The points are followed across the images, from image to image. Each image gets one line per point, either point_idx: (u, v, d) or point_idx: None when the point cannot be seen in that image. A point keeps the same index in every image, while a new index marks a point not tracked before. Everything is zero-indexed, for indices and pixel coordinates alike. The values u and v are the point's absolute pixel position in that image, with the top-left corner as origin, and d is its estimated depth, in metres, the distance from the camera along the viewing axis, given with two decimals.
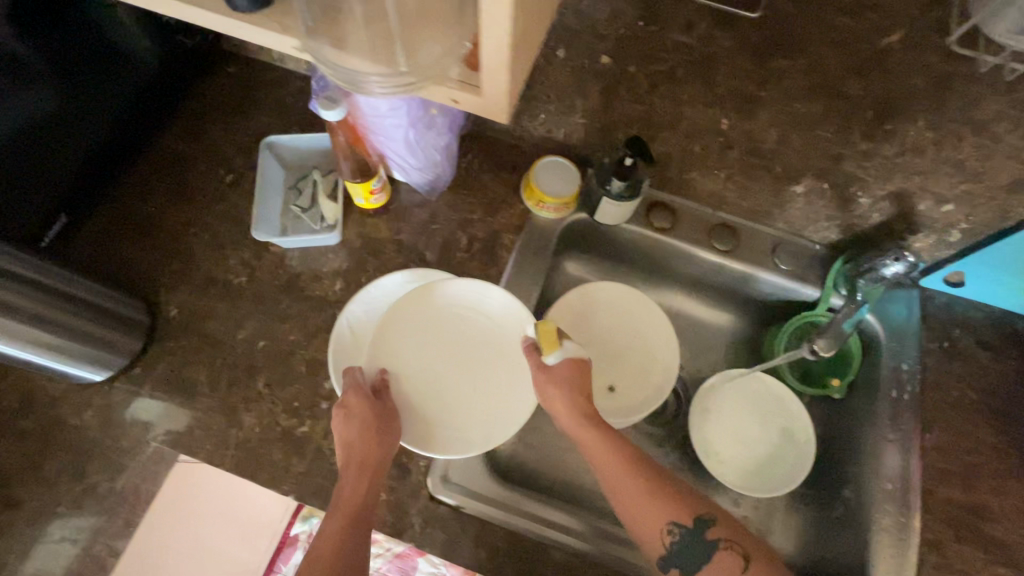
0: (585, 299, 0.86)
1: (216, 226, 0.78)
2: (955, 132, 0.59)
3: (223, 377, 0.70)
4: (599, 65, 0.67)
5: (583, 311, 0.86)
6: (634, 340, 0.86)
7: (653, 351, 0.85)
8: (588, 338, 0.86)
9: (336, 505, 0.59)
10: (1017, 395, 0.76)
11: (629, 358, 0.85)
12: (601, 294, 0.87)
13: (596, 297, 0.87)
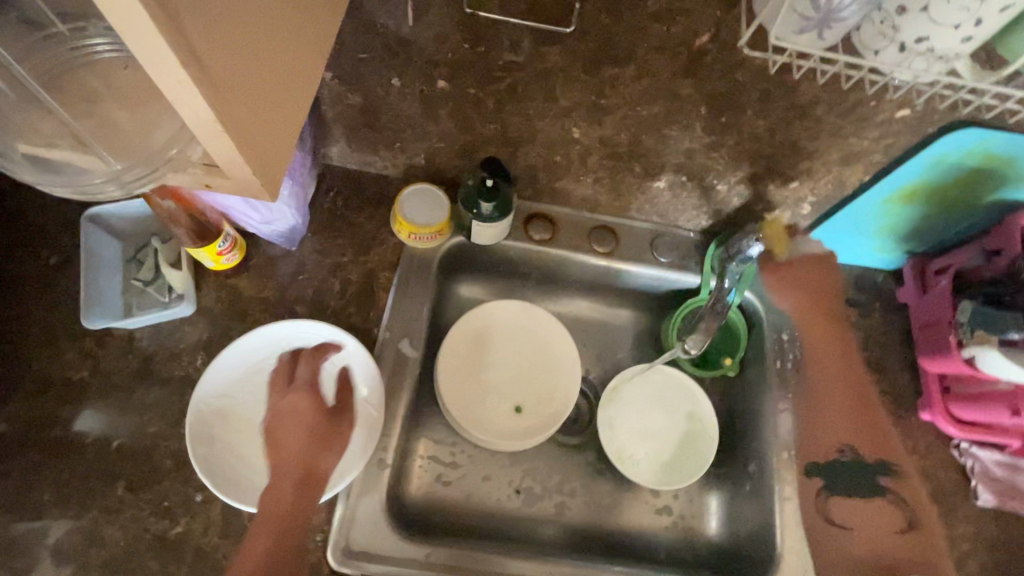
0: (477, 324, 0.84)
1: (44, 317, 0.68)
2: (783, 117, 0.61)
3: (75, 491, 0.62)
4: (440, 88, 0.63)
5: (477, 336, 0.84)
6: (534, 355, 0.85)
7: (556, 362, 0.85)
8: (488, 361, 0.84)
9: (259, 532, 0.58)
10: (886, 345, 0.82)
11: (531, 374, 0.84)
12: (492, 315, 0.85)
13: (486, 319, 0.85)
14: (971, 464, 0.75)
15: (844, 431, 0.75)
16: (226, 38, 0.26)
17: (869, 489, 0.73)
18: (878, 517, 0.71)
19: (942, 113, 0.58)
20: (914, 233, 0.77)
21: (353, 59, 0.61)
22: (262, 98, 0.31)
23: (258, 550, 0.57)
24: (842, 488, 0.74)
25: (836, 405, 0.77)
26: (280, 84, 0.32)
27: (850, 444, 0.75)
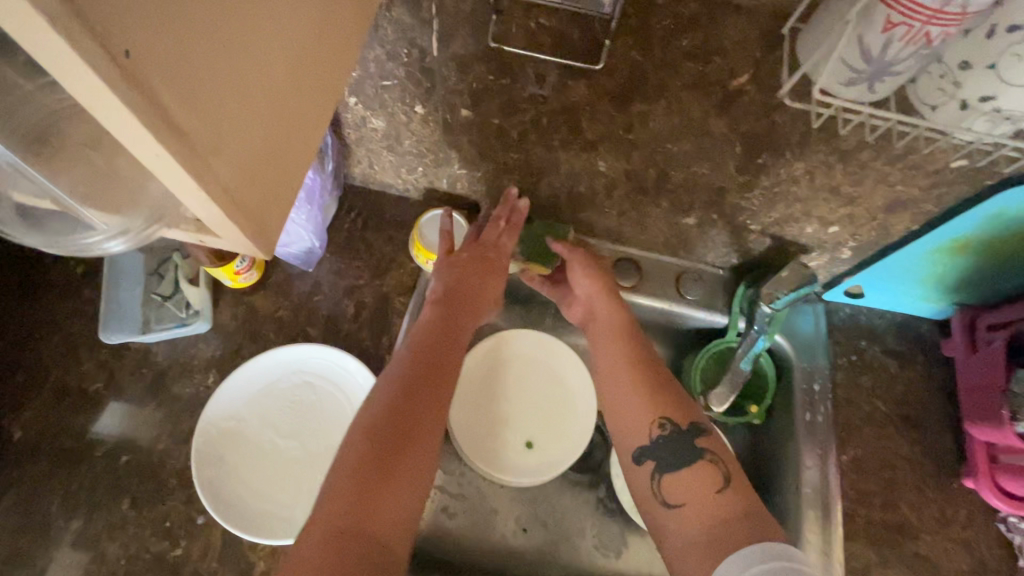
0: (492, 354, 0.82)
1: (66, 326, 0.70)
2: (824, 162, 0.57)
3: (82, 504, 0.62)
4: (463, 117, 0.62)
5: (492, 367, 0.82)
6: (549, 389, 0.82)
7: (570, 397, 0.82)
8: (501, 394, 0.82)
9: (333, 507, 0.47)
10: (925, 401, 0.76)
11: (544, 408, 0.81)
12: (508, 347, 0.83)
13: (502, 350, 0.83)
14: (1019, 541, 0.68)
15: (645, 411, 0.62)
16: (219, 101, 0.24)
17: (682, 454, 0.59)
18: (698, 477, 0.57)
19: (1003, 166, 0.53)
20: (963, 285, 0.72)
21: (376, 86, 0.60)
22: (255, 143, 0.28)
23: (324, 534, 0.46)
24: (669, 461, 0.59)
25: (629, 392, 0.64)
26: (277, 146, 0.30)
27: (669, 416, 0.61)
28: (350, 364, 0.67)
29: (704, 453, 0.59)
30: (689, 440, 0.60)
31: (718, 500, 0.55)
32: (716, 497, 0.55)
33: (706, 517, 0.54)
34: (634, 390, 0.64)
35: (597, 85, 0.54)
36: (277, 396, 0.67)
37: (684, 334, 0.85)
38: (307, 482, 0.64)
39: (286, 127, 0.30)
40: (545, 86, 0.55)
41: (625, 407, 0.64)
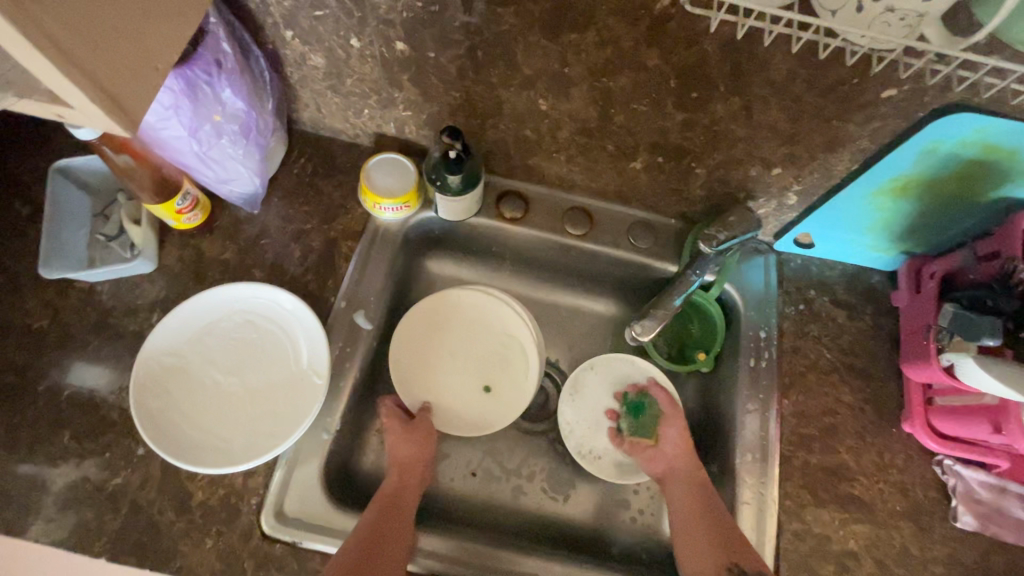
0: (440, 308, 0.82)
1: (11, 265, 0.70)
2: (759, 95, 0.57)
3: (23, 436, 0.63)
4: (399, 52, 0.61)
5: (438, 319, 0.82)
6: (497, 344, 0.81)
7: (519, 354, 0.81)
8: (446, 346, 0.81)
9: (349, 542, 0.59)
10: (873, 350, 0.76)
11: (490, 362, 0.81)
12: (455, 301, 0.82)
13: (451, 304, 0.82)
14: (953, 483, 0.69)
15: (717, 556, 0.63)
16: None
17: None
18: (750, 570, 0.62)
19: (933, 96, 0.52)
20: (910, 232, 0.71)
21: (309, 17, 0.59)
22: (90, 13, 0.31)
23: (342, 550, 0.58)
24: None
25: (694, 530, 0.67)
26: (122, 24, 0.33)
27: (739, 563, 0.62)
28: (292, 301, 0.68)
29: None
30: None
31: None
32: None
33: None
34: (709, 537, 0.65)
35: (525, 12, 0.54)
36: (220, 333, 0.67)
37: (638, 284, 0.84)
38: (247, 416, 0.64)
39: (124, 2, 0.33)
40: (474, 14, 0.55)
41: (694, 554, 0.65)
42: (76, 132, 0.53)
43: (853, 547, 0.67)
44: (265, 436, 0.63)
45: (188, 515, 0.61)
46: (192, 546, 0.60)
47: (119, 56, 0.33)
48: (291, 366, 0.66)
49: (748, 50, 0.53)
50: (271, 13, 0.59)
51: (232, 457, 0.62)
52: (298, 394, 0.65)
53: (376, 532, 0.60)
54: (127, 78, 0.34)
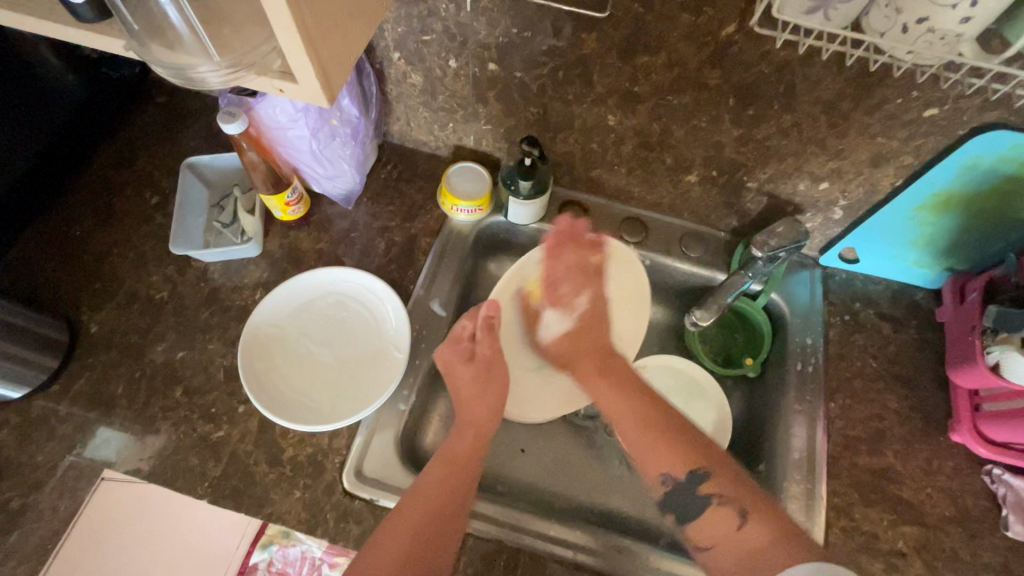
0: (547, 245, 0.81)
1: (140, 245, 0.81)
2: (809, 112, 0.64)
3: (141, 389, 0.72)
4: (489, 72, 0.71)
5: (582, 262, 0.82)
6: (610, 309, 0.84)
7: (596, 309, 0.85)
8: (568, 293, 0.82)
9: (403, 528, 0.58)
10: (918, 361, 0.79)
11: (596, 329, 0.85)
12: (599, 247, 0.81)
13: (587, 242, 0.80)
14: (1003, 492, 0.70)
15: (672, 462, 0.62)
16: None
17: (692, 497, 0.61)
18: (716, 523, 0.59)
19: (972, 114, 0.59)
20: (952, 248, 0.75)
21: (417, 41, 0.70)
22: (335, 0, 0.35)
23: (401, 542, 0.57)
24: (688, 513, 0.61)
25: (622, 409, 0.68)
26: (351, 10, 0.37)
27: (672, 470, 0.62)
28: (382, 285, 0.76)
29: (713, 499, 0.60)
30: (696, 488, 0.61)
31: (746, 540, 0.56)
32: (740, 535, 0.57)
33: (733, 558, 0.57)
34: (642, 428, 0.65)
35: (604, 37, 0.63)
36: (315, 309, 0.76)
37: (687, 293, 0.90)
38: (336, 382, 0.72)
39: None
40: (560, 39, 0.64)
41: (650, 445, 0.64)
42: (226, 126, 0.64)
43: (901, 547, 0.69)
44: (350, 401, 0.71)
45: (279, 468, 0.68)
46: (282, 495, 0.66)
47: (344, 37, 0.37)
48: (377, 341, 0.75)
49: (801, 70, 0.60)
50: (385, 37, 0.71)
51: (321, 417, 0.70)
52: (382, 366, 0.73)
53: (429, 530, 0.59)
54: (347, 61, 0.38)
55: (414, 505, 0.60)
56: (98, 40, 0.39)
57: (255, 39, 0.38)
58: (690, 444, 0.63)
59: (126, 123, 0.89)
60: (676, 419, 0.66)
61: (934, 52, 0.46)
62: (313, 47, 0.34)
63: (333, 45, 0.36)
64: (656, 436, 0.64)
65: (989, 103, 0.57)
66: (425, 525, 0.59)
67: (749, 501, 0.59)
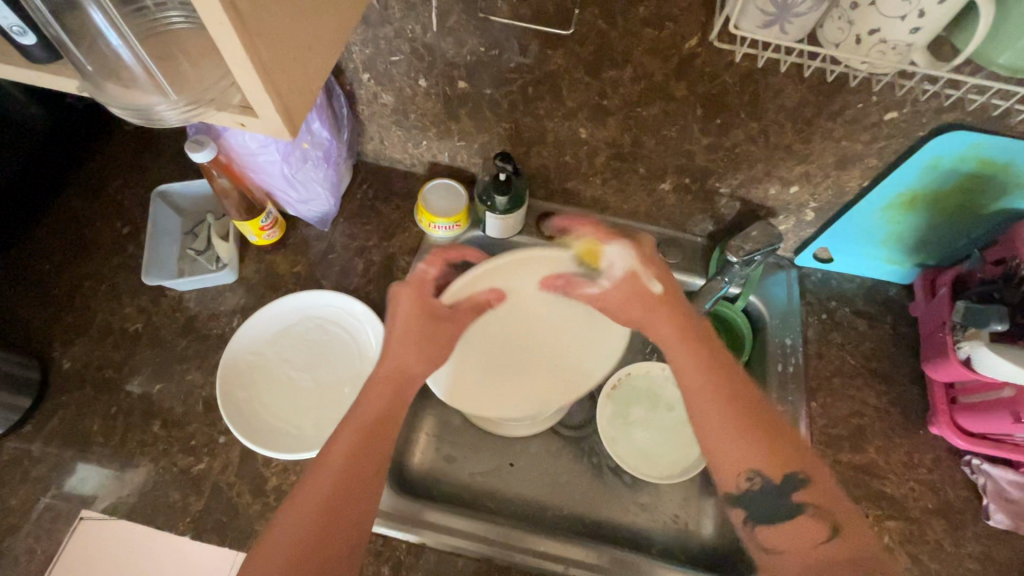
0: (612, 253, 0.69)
1: (113, 276, 0.79)
2: (775, 119, 0.65)
3: (118, 424, 0.70)
4: (459, 89, 0.71)
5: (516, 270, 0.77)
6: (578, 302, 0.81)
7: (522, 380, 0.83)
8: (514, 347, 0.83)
9: (297, 513, 0.52)
10: (894, 356, 0.80)
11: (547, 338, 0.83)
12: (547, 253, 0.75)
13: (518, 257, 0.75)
14: (983, 482, 0.72)
15: (760, 457, 0.54)
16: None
17: (778, 503, 0.53)
18: (802, 530, 0.52)
19: (930, 116, 0.60)
20: (920, 244, 0.77)
21: (386, 62, 0.70)
22: (290, 36, 0.35)
23: (294, 529, 0.51)
24: (768, 513, 0.53)
25: (711, 407, 0.56)
26: (308, 44, 0.37)
27: (758, 468, 0.54)
28: (361, 307, 0.76)
29: (806, 509, 0.52)
30: (785, 494, 0.53)
31: (822, 552, 0.50)
32: (821, 551, 0.50)
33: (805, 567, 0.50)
34: (721, 416, 0.55)
35: (570, 53, 0.63)
36: (295, 334, 0.75)
37: None
38: (318, 407, 0.71)
39: (310, 24, 0.36)
40: (528, 56, 0.65)
41: (712, 434, 0.55)
42: (194, 155, 0.64)
43: (887, 542, 0.69)
44: (332, 426, 0.70)
45: (263, 498, 0.66)
46: (267, 526, 0.65)
47: (303, 72, 0.37)
48: (359, 364, 0.74)
49: (764, 80, 0.61)
50: (353, 59, 0.71)
51: (303, 444, 0.69)
52: (365, 389, 0.72)
53: (326, 513, 0.52)
54: (308, 94, 0.38)
55: (311, 485, 0.53)
56: (51, 81, 0.38)
57: (213, 75, 0.38)
58: (758, 421, 0.55)
59: (93, 152, 0.88)
60: (744, 390, 0.57)
61: (886, 61, 0.47)
62: (272, 85, 0.34)
63: (292, 79, 0.36)
64: (761, 428, 0.55)
65: (944, 107, 0.58)
66: (320, 510, 0.52)
67: (843, 515, 0.52)
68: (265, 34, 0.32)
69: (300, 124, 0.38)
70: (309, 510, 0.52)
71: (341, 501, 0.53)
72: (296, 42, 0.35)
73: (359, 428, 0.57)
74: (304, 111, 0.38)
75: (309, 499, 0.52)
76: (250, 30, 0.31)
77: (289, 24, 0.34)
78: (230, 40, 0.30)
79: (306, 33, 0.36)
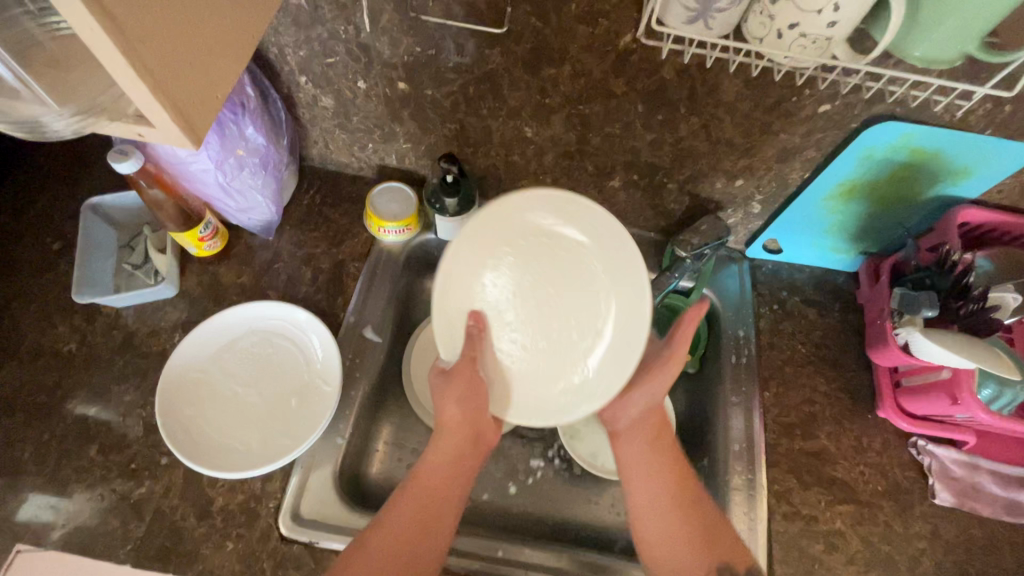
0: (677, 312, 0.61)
1: (44, 294, 0.76)
2: (715, 114, 0.65)
3: (52, 450, 0.67)
4: (400, 91, 0.70)
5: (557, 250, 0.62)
6: (630, 279, 0.59)
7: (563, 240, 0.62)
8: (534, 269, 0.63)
9: (388, 522, 0.59)
10: (842, 343, 0.82)
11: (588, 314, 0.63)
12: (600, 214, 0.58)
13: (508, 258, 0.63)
14: (928, 462, 0.74)
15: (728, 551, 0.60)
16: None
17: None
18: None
19: (862, 108, 0.61)
20: (863, 232, 0.79)
21: (322, 64, 0.68)
22: (177, 39, 0.33)
23: (402, 521, 0.59)
24: None
25: (662, 511, 0.61)
26: (202, 47, 0.35)
27: (728, 563, 0.60)
28: (308, 317, 0.74)
29: None
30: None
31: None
32: None
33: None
34: (682, 541, 0.60)
35: (509, 51, 0.62)
36: (240, 348, 0.73)
37: None
38: (265, 423, 0.69)
39: (200, 25, 0.34)
40: (466, 55, 0.64)
41: (671, 554, 0.60)
42: (117, 165, 0.60)
43: (840, 526, 0.71)
44: (277, 442, 0.68)
45: (208, 520, 0.64)
46: (213, 548, 0.63)
47: (198, 76, 0.35)
48: (308, 375, 0.72)
49: (701, 76, 0.61)
50: (288, 61, 0.68)
51: (248, 462, 0.66)
52: (314, 401, 0.70)
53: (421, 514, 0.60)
54: (208, 101, 0.36)
55: (422, 479, 0.62)
56: None
57: (103, 83, 0.36)
58: (686, 500, 0.62)
59: (20, 165, 0.84)
60: (709, 514, 0.62)
61: (808, 55, 0.47)
62: (161, 90, 0.32)
63: (187, 85, 0.34)
64: (715, 537, 0.61)
65: (873, 99, 0.60)
66: (397, 531, 0.58)
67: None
68: (148, 36, 0.30)
69: (203, 129, 0.37)
70: (405, 511, 0.60)
71: (438, 504, 0.61)
72: (185, 44, 0.34)
73: (469, 439, 0.65)
74: (205, 117, 0.36)
75: (407, 502, 0.60)
76: (129, 34, 0.29)
77: (174, 25, 0.32)
78: (106, 46, 0.28)
79: (199, 35, 0.34)
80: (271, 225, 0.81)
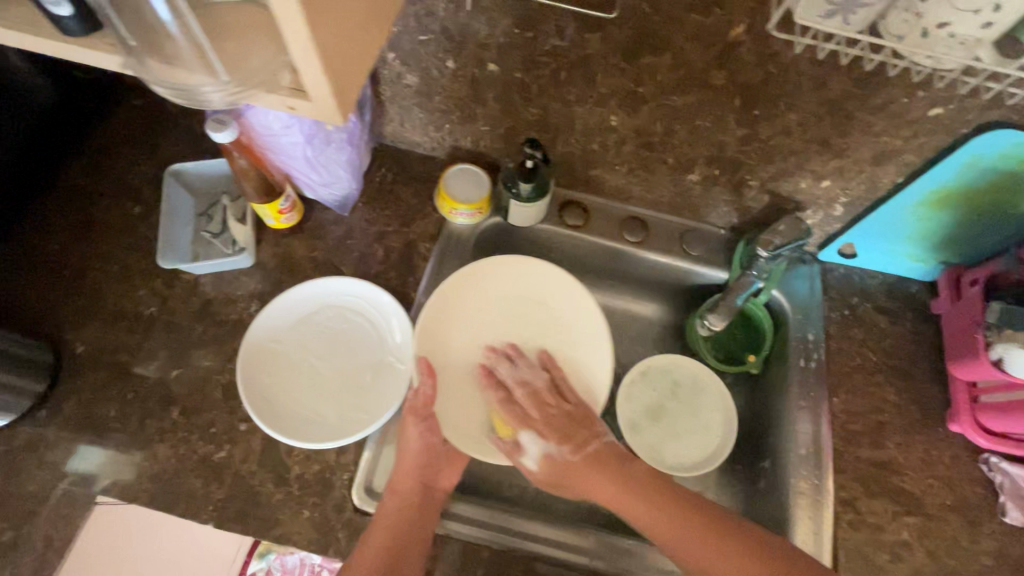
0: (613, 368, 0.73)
1: (125, 257, 0.77)
2: (814, 112, 0.64)
3: (135, 410, 0.69)
4: (489, 72, 0.69)
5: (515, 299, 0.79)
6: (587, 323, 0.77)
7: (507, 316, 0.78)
8: (509, 331, 0.78)
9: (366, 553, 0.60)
10: (914, 353, 0.81)
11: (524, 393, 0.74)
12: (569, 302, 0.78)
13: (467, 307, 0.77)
14: (1000, 480, 0.73)
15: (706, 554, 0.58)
16: None
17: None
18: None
19: (976, 113, 0.59)
20: (947, 242, 0.77)
21: (413, 41, 0.67)
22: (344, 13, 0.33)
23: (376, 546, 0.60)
24: None
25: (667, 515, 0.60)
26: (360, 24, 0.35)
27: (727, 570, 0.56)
28: (386, 295, 0.74)
29: None
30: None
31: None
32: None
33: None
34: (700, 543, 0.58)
35: (609, 37, 0.61)
36: (317, 320, 0.74)
37: (686, 291, 0.89)
38: (340, 397, 0.70)
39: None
40: (564, 39, 0.63)
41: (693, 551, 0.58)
42: (215, 135, 0.61)
43: (906, 538, 0.70)
44: (352, 416, 0.69)
45: (286, 487, 0.66)
46: (290, 515, 0.64)
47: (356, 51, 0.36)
48: (382, 352, 0.73)
49: (808, 72, 0.59)
50: None
51: (324, 434, 0.68)
52: (388, 379, 0.71)
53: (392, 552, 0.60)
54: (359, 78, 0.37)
55: (386, 509, 0.62)
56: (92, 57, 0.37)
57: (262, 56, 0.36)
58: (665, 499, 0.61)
59: (99, 128, 0.85)
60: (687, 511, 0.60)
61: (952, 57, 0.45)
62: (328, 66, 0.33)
63: (347, 61, 0.35)
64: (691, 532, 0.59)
65: (991, 103, 0.57)
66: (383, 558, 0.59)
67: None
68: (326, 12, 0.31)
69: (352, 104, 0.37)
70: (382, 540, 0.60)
71: (409, 535, 0.61)
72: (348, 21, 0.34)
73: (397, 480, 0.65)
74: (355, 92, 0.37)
75: (383, 531, 0.61)
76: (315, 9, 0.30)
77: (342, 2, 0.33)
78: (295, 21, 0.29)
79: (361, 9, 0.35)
80: (349, 201, 0.81)
